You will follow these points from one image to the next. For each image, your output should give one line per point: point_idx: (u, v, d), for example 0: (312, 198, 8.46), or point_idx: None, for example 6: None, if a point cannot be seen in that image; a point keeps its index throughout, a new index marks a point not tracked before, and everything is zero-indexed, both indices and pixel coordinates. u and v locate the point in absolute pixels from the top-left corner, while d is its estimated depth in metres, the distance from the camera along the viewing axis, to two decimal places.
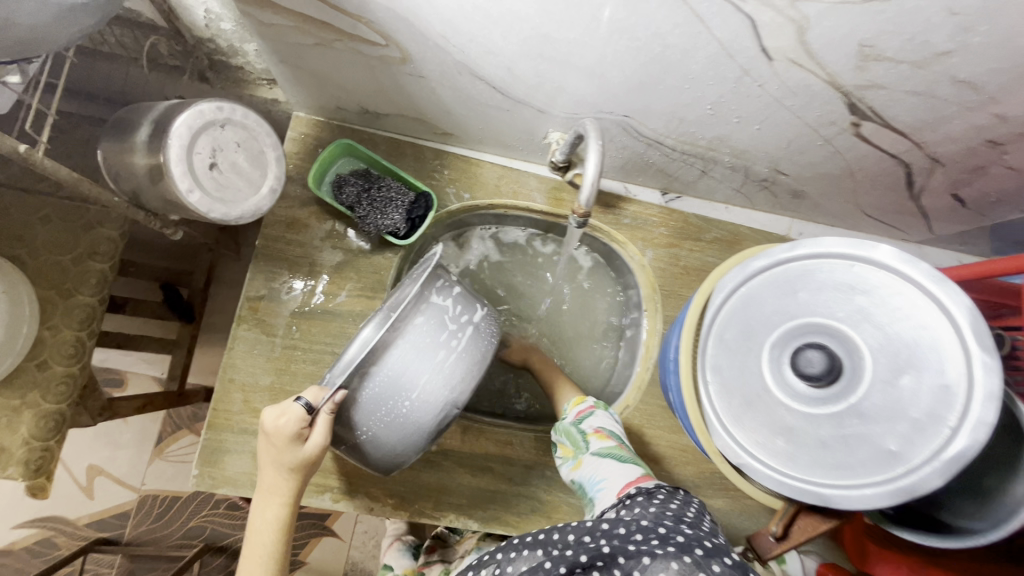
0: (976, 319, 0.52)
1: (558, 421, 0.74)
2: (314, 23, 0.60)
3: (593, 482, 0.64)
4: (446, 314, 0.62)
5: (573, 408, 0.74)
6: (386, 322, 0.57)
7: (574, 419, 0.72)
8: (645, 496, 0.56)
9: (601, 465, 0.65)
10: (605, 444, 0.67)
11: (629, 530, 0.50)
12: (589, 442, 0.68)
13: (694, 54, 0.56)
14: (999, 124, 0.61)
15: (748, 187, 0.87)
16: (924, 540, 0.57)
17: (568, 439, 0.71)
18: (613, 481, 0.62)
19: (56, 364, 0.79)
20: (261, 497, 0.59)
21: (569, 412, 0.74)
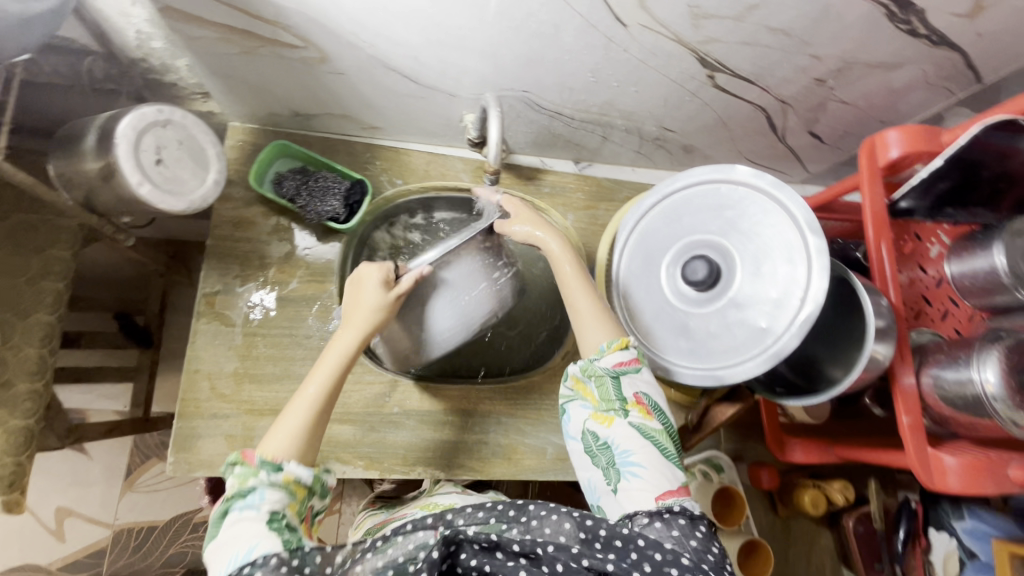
0: (808, 212, 0.65)
1: (591, 356, 0.66)
2: (238, 33, 0.68)
3: (622, 455, 0.61)
4: (498, 267, 0.81)
5: (612, 351, 0.65)
6: (460, 244, 0.77)
7: (612, 368, 0.64)
8: (688, 521, 0.54)
9: (637, 442, 0.61)
10: (646, 421, 0.62)
11: (668, 556, 0.48)
12: (626, 410, 0.63)
13: (564, 28, 0.68)
14: (819, 63, 0.76)
15: (645, 147, 0.99)
16: (803, 400, 0.70)
17: (598, 387, 0.64)
18: (648, 475, 0.59)
19: (20, 382, 0.82)
20: (347, 326, 0.71)
21: (606, 352, 0.65)
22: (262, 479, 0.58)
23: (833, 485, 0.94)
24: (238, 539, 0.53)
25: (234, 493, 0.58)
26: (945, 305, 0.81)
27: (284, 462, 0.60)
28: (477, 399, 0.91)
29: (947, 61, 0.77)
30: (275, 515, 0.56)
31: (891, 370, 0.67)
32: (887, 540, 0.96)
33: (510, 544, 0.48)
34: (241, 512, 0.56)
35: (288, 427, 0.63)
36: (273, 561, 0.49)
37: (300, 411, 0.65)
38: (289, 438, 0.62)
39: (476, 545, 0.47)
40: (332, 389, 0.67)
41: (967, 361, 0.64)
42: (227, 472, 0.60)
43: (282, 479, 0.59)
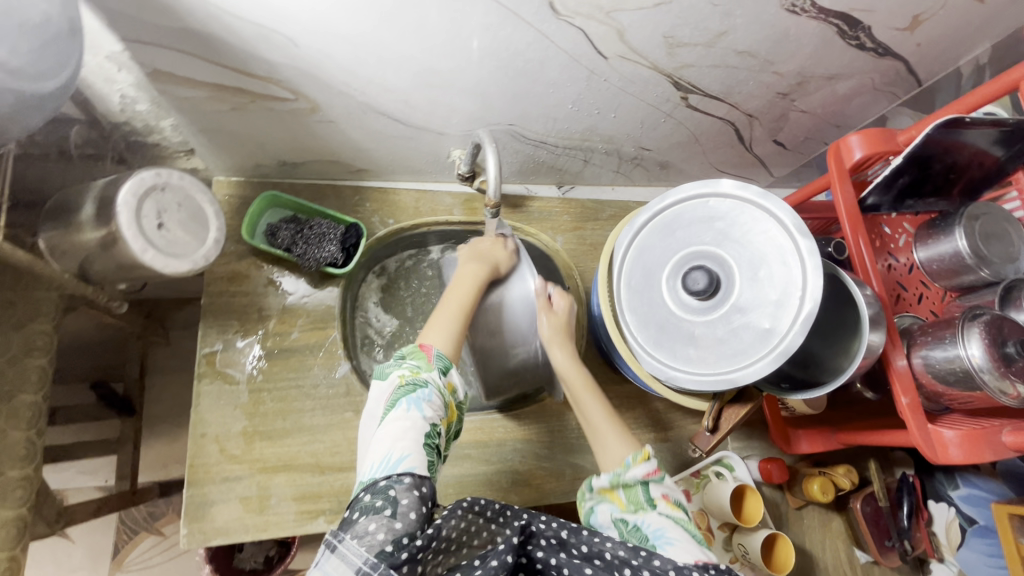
0: (794, 216, 0.70)
1: (616, 469, 0.67)
2: (227, 90, 0.69)
3: (655, 534, 0.61)
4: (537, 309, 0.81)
5: (638, 463, 0.67)
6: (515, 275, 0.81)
7: (641, 478, 0.65)
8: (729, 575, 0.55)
9: (671, 524, 0.62)
10: (676, 512, 0.63)
11: None
12: (654, 505, 0.64)
13: (548, 63, 0.71)
14: (780, 79, 0.82)
15: (624, 167, 1.04)
16: (805, 392, 0.75)
17: (625, 492, 0.66)
18: (683, 545, 0.59)
19: (10, 469, 0.76)
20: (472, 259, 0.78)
21: (632, 465, 0.67)
22: (433, 378, 0.65)
23: (836, 470, 0.99)
24: (398, 437, 0.58)
25: (408, 381, 0.63)
26: (919, 289, 0.87)
27: (450, 365, 0.67)
28: (491, 430, 0.91)
29: (891, 68, 0.84)
30: (432, 426, 0.61)
31: (884, 355, 0.72)
32: (893, 516, 1.00)
33: (575, 546, 0.58)
34: (411, 403, 0.61)
35: (442, 332, 0.70)
36: (408, 483, 0.55)
37: (447, 324, 0.72)
38: (446, 340, 0.69)
39: (545, 541, 0.58)
40: (470, 311, 0.74)
41: (953, 339, 0.70)
42: (398, 364, 0.66)
43: (446, 385, 0.66)
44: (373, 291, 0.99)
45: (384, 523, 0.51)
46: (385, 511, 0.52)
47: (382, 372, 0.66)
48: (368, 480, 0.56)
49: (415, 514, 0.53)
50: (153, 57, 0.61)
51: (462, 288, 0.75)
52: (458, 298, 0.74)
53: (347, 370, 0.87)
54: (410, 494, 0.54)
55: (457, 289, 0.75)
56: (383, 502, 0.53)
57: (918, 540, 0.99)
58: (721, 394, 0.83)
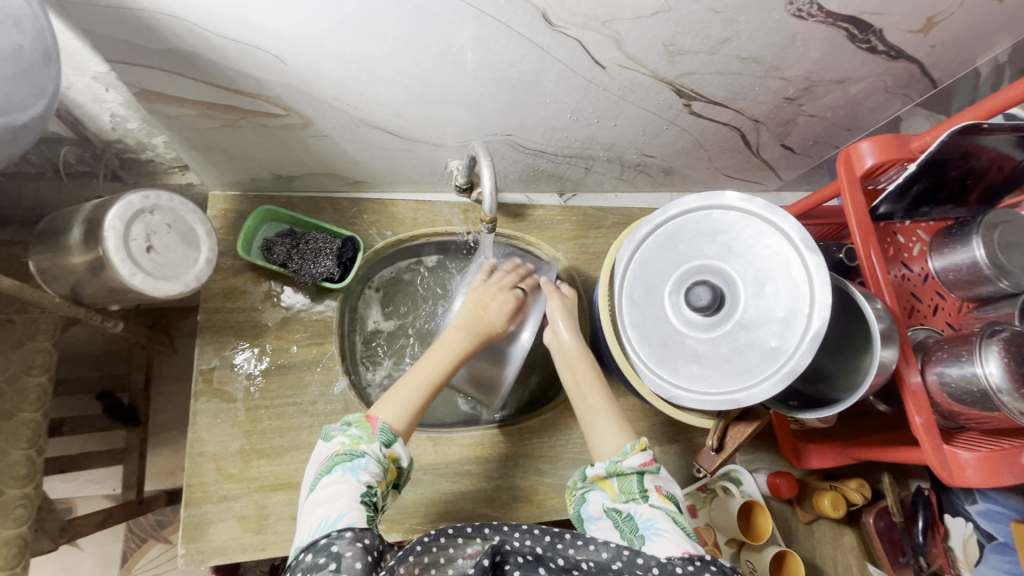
0: (800, 229, 0.67)
1: (614, 457, 0.66)
2: (216, 108, 0.67)
3: (644, 523, 0.60)
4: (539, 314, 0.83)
5: (635, 452, 0.66)
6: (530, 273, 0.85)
7: (638, 467, 0.65)
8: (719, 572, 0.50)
9: (662, 517, 0.60)
10: (666, 504, 0.62)
11: None
12: (646, 496, 0.63)
13: (544, 74, 0.69)
14: (787, 84, 0.79)
15: (627, 173, 1.01)
16: (816, 411, 0.72)
17: (619, 480, 0.65)
18: (671, 537, 0.57)
19: (9, 488, 0.75)
20: (457, 329, 0.76)
21: (629, 454, 0.66)
22: (373, 449, 0.61)
23: (849, 484, 0.96)
24: (332, 500, 0.56)
25: (345, 451, 0.61)
26: (934, 300, 0.84)
27: (396, 438, 0.63)
28: (491, 445, 0.89)
29: (904, 70, 0.81)
30: (368, 489, 0.58)
31: (897, 372, 0.69)
32: (908, 532, 0.97)
33: (552, 560, 0.51)
34: (346, 473, 0.59)
35: (397, 403, 0.66)
36: (348, 537, 0.51)
37: (408, 393, 0.68)
38: (402, 413, 0.66)
39: (520, 558, 0.51)
40: (439, 382, 0.71)
41: (970, 357, 0.67)
42: (341, 430, 0.63)
43: (387, 456, 0.62)
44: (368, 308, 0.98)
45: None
46: (328, 567, 0.49)
47: (328, 434, 0.65)
48: (307, 543, 0.53)
49: (360, 565, 0.50)
50: (139, 78, 0.60)
51: (439, 356, 0.72)
52: (434, 362, 0.72)
53: (345, 386, 0.86)
54: (354, 546, 0.51)
55: (439, 354, 0.73)
56: (326, 559, 0.50)
57: (933, 555, 0.96)
58: (725, 412, 0.82)
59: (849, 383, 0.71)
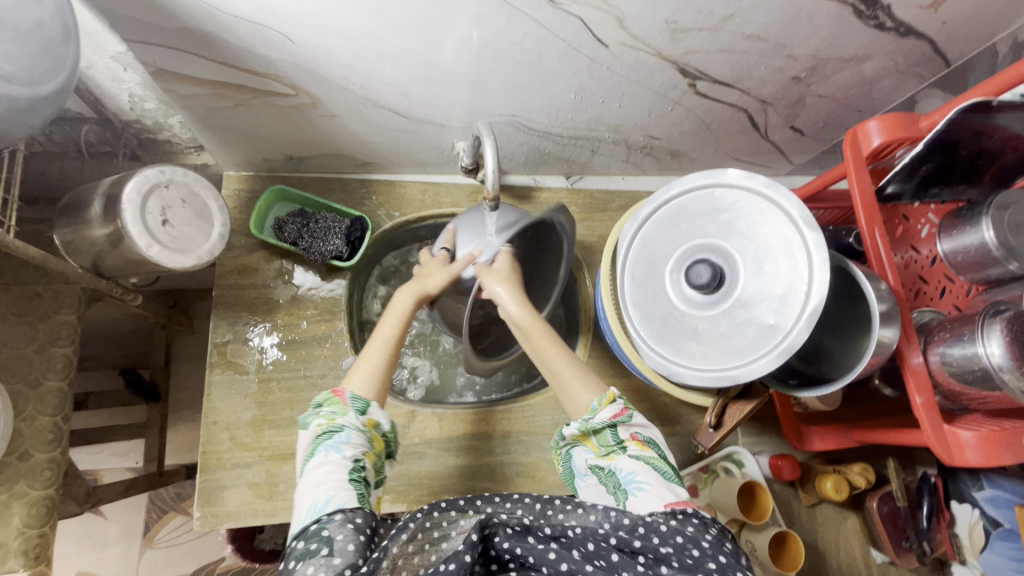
0: (802, 208, 0.67)
1: (584, 416, 0.66)
2: (229, 87, 0.70)
3: (626, 476, 0.61)
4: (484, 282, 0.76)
5: (605, 406, 0.65)
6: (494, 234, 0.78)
7: (608, 420, 0.64)
8: (700, 522, 0.54)
9: (643, 469, 0.61)
10: (645, 452, 0.64)
11: (688, 541, 0.51)
12: (624, 446, 0.64)
13: (548, 52, 0.70)
14: (794, 63, 0.79)
15: (634, 156, 1.01)
16: (815, 389, 0.71)
17: (596, 436, 0.66)
18: (654, 490, 0.59)
19: (38, 451, 0.79)
20: (403, 292, 0.73)
21: (599, 409, 0.65)
22: (350, 420, 0.62)
23: (852, 468, 0.95)
24: (319, 483, 0.56)
25: (322, 430, 0.61)
26: (942, 282, 0.83)
27: (370, 404, 0.64)
28: (495, 421, 0.91)
29: (916, 48, 0.80)
30: (356, 463, 0.59)
31: (898, 352, 0.69)
32: (912, 518, 0.97)
33: (540, 529, 0.52)
34: (327, 452, 0.59)
35: (364, 374, 0.66)
36: (340, 518, 0.52)
37: (373, 361, 0.68)
38: (367, 380, 0.66)
39: (508, 530, 0.50)
40: (398, 343, 0.70)
41: (972, 337, 0.67)
42: (314, 413, 0.63)
43: (366, 424, 0.63)
44: (375, 289, 1.02)
45: (321, 563, 0.48)
46: (321, 552, 0.49)
47: (303, 422, 0.64)
48: (300, 529, 0.54)
49: (353, 547, 0.51)
50: (155, 57, 0.62)
51: (393, 318, 0.71)
52: (392, 326, 0.70)
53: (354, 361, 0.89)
54: (345, 529, 0.52)
55: (393, 317, 0.71)
56: (318, 544, 0.50)
57: (937, 541, 0.95)
58: (725, 391, 0.84)
59: (848, 360, 0.71)
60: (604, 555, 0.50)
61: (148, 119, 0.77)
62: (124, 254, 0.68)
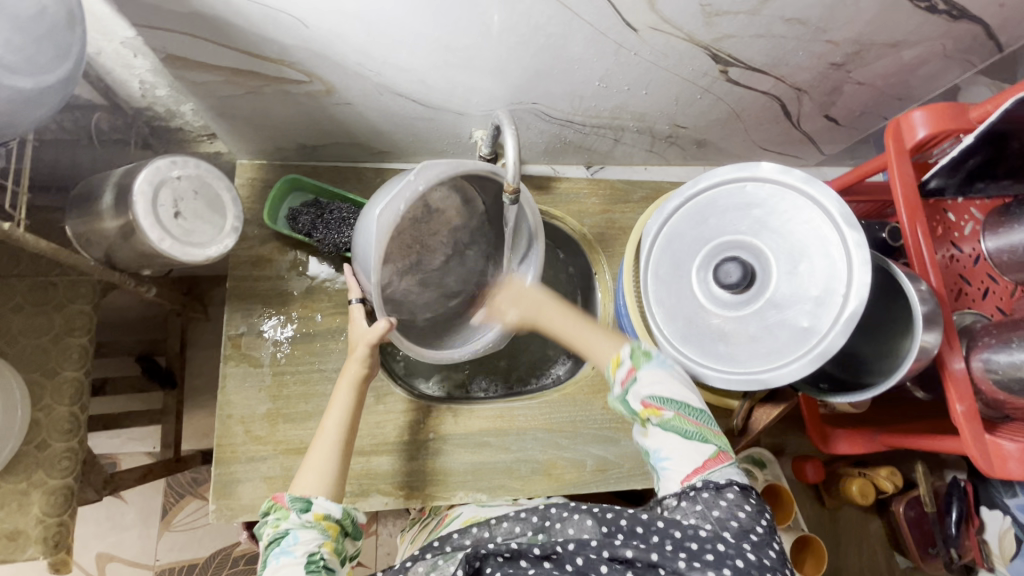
0: (841, 204, 0.64)
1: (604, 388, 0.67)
2: (242, 74, 0.67)
3: (655, 454, 0.60)
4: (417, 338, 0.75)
5: (615, 373, 0.66)
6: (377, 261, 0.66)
7: (620, 389, 0.65)
8: (712, 492, 0.54)
9: (665, 438, 0.59)
10: (663, 419, 0.60)
11: (688, 532, 0.52)
12: (643, 420, 0.61)
13: (573, 37, 0.66)
14: (835, 48, 0.74)
15: (658, 145, 0.97)
16: (847, 394, 0.69)
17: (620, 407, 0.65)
18: (676, 467, 0.58)
19: (55, 441, 0.78)
20: (341, 386, 0.73)
21: (613, 378, 0.66)
22: (294, 522, 0.62)
23: (879, 472, 0.92)
24: None
25: (270, 540, 0.60)
26: (985, 283, 0.79)
27: (312, 500, 0.64)
28: (511, 418, 0.89)
29: (967, 32, 0.75)
30: (311, 556, 0.58)
31: (939, 358, 0.65)
32: (940, 523, 0.93)
33: (530, 550, 0.54)
34: (278, 559, 0.59)
35: (317, 476, 0.67)
36: None
37: (323, 462, 0.68)
38: (318, 483, 0.66)
39: (498, 558, 0.54)
40: (346, 435, 0.71)
41: (1020, 343, 0.64)
42: (262, 523, 0.63)
43: (313, 519, 0.63)
44: None
45: None
46: None
47: (257, 529, 0.64)
48: None
49: None
50: (166, 43, 0.60)
51: (336, 413, 0.72)
52: (335, 422, 0.71)
53: None
54: None
55: (334, 413, 0.72)
56: None
57: (965, 548, 0.92)
58: (751, 393, 0.82)
59: (881, 366, 0.69)
60: (595, 567, 0.52)
61: (159, 106, 0.75)
62: (136, 247, 0.67)
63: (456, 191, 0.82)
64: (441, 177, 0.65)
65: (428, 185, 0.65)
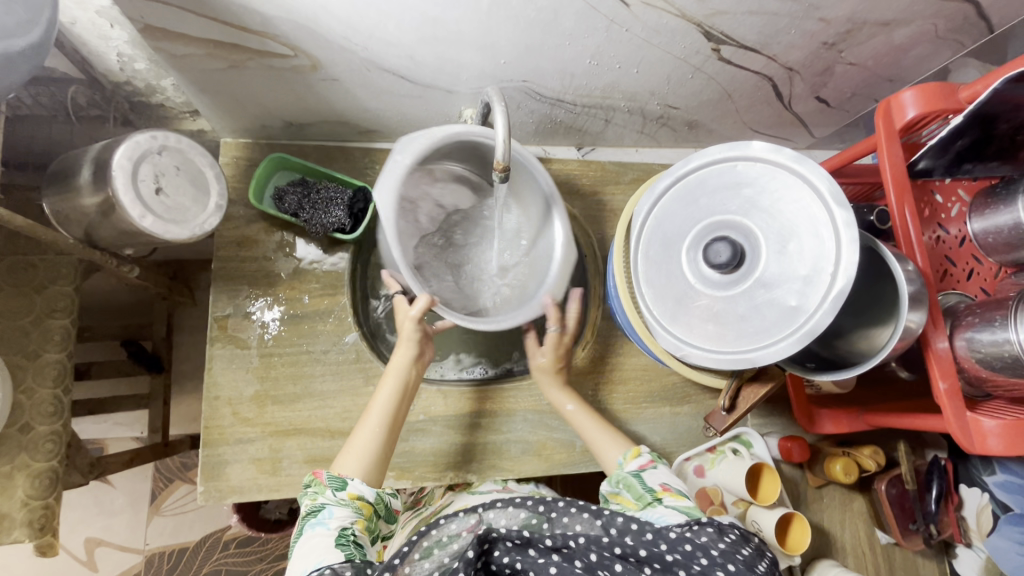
0: (830, 183, 0.64)
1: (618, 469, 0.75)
2: (223, 47, 0.65)
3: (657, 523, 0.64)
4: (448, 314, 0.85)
5: (632, 459, 0.76)
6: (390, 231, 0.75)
7: (637, 471, 0.73)
8: (717, 530, 0.55)
9: (674, 514, 0.64)
10: (679, 500, 0.67)
11: (697, 550, 0.53)
12: (657, 497, 0.68)
13: (564, 12, 0.65)
14: (827, 27, 0.74)
15: (648, 127, 0.97)
16: (831, 372, 0.70)
17: (628, 490, 0.71)
18: None
19: (38, 424, 0.77)
20: (389, 373, 0.75)
21: (626, 462, 0.76)
22: (329, 498, 0.63)
23: (862, 451, 0.94)
24: (308, 557, 0.57)
25: (306, 512, 0.62)
26: (970, 264, 0.80)
27: (348, 480, 0.65)
28: (502, 399, 0.90)
29: (958, 12, 0.74)
30: (343, 531, 0.59)
31: (923, 337, 0.66)
32: (920, 499, 0.95)
33: (541, 541, 0.54)
34: (314, 530, 0.60)
35: (359, 455, 0.68)
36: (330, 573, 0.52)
37: (368, 441, 0.70)
38: (357, 464, 0.68)
39: (508, 543, 0.53)
40: (393, 416, 0.73)
41: (1003, 322, 0.65)
42: (303, 495, 0.65)
43: (347, 497, 0.64)
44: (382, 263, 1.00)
45: None
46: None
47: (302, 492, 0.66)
48: None
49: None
50: (145, 13, 0.58)
51: (386, 395, 0.73)
52: (385, 402, 0.72)
53: (357, 337, 0.87)
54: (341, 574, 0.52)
55: (385, 395, 0.73)
56: None
57: (945, 523, 0.95)
58: (740, 373, 0.85)
59: (862, 346, 0.70)
60: (606, 565, 0.53)
61: (138, 80, 0.73)
62: (117, 224, 0.65)
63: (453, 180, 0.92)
64: (421, 150, 0.75)
65: (413, 159, 0.75)
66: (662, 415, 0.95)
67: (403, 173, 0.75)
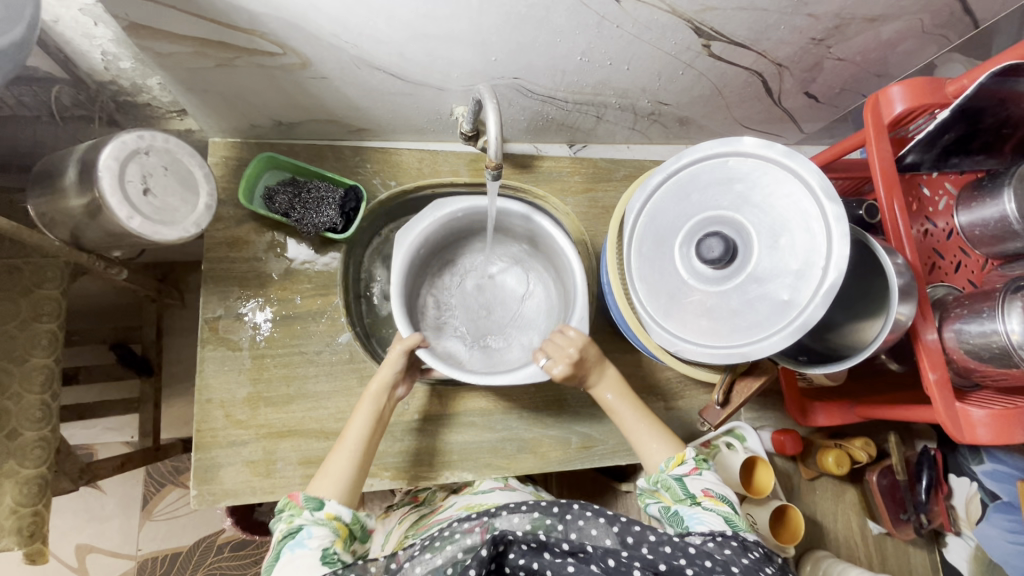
0: (821, 178, 0.65)
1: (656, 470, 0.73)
2: (211, 45, 0.64)
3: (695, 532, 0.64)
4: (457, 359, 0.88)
5: (673, 465, 0.71)
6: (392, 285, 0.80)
7: (681, 475, 0.70)
8: (739, 545, 0.57)
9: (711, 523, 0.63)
10: (718, 507, 0.65)
11: (717, 565, 0.53)
12: (697, 502, 0.67)
13: (555, 8, 0.65)
14: (815, 22, 0.74)
15: (640, 123, 0.97)
16: (825, 365, 0.71)
17: (668, 491, 0.70)
18: None
19: (27, 430, 0.76)
20: (365, 398, 0.74)
21: (666, 468, 0.72)
22: (307, 518, 0.63)
23: (854, 443, 0.95)
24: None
25: (283, 534, 0.62)
26: (957, 256, 0.81)
27: (325, 501, 0.65)
28: (497, 398, 0.89)
29: (944, 6, 0.75)
30: (325, 550, 0.60)
31: (913, 329, 0.67)
32: (911, 490, 0.96)
33: (557, 545, 0.54)
34: (292, 550, 0.60)
35: (334, 480, 0.68)
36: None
37: (342, 466, 0.69)
38: (331, 489, 0.67)
39: (525, 546, 0.53)
40: (364, 447, 0.72)
41: (991, 313, 0.66)
42: (278, 519, 0.64)
43: (324, 517, 0.64)
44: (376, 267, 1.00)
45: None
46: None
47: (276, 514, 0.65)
48: None
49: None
50: (129, 11, 0.57)
51: (359, 425, 0.73)
52: (356, 434, 0.72)
53: (351, 337, 0.86)
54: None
55: (357, 424, 0.73)
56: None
57: (935, 513, 0.96)
58: (733, 366, 0.86)
59: (854, 337, 0.71)
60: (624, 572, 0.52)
61: (123, 79, 0.72)
62: (105, 225, 0.65)
63: (479, 246, 0.98)
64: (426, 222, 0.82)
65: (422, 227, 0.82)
66: (656, 410, 0.95)
67: (411, 241, 0.82)
